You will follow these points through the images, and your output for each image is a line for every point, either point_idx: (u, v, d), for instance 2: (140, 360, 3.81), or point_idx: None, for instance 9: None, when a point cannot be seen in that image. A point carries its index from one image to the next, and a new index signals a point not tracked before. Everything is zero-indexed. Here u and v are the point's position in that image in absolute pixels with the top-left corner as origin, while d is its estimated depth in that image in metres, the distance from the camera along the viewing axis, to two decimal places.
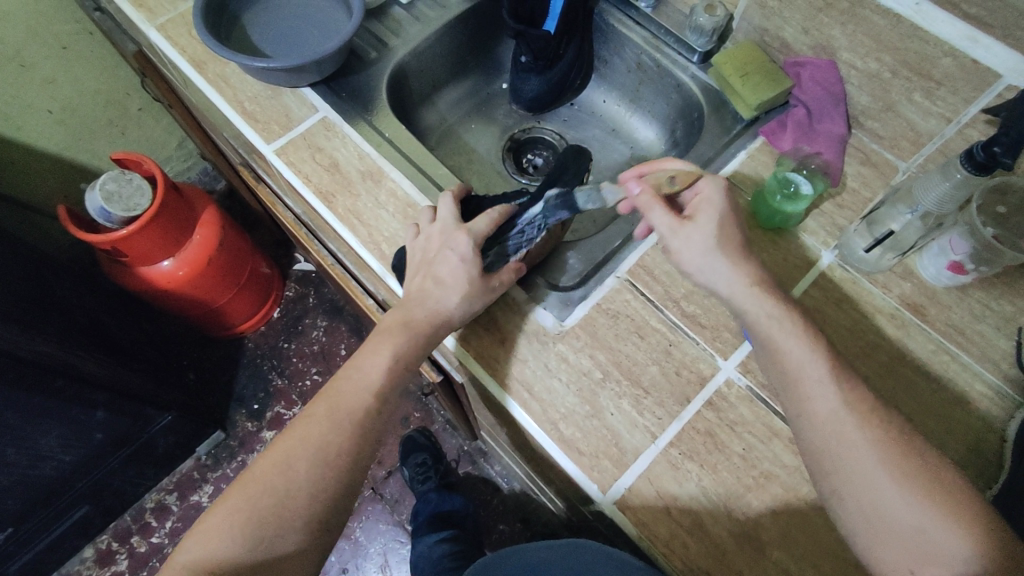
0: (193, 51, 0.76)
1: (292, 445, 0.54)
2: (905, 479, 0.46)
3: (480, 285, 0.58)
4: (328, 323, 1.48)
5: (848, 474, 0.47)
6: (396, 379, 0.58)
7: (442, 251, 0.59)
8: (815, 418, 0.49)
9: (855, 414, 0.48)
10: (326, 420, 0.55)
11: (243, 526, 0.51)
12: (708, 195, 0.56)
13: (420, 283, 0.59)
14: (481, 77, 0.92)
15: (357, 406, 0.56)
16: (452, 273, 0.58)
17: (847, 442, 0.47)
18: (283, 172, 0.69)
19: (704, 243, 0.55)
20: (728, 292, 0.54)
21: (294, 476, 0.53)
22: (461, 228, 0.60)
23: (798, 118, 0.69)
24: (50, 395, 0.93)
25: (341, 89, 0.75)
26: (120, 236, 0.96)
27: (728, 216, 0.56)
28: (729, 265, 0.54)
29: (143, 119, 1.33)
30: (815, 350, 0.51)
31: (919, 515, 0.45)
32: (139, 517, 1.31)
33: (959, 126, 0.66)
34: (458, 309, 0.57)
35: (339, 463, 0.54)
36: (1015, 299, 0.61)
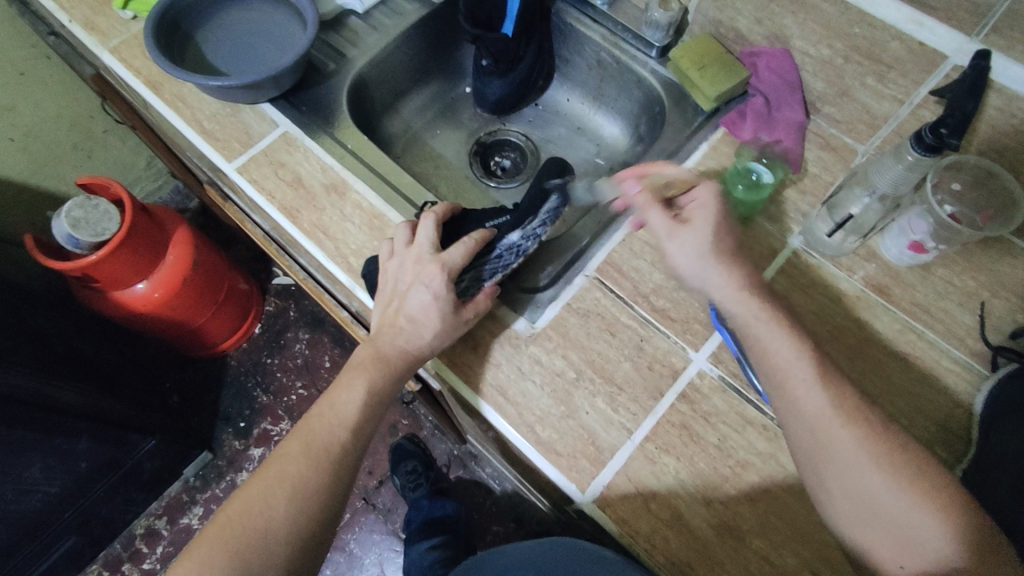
0: (148, 72, 0.75)
1: (268, 484, 0.54)
2: (890, 474, 0.46)
3: (450, 321, 0.57)
4: (311, 336, 1.47)
5: (834, 467, 0.47)
6: (372, 392, 0.58)
7: (414, 284, 0.58)
8: (802, 416, 0.49)
9: (841, 410, 0.48)
10: (303, 458, 0.55)
11: (220, 568, 0.50)
12: (705, 199, 0.56)
13: (394, 314, 0.59)
14: (445, 82, 0.91)
15: (333, 439, 0.56)
16: (423, 309, 0.57)
17: (832, 437, 0.48)
18: (246, 189, 0.69)
19: (699, 247, 0.54)
20: (720, 296, 0.54)
21: (272, 514, 0.52)
22: (435, 260, 0.58)
23: (757, 107, 0.70)
24: (30, 428, 0.92)
25: (301, 102, 0.74)
26: (89, 262, 0.94)
27: (724, 221, 0.56)
28: (724, 272, 0.54)
29: (108, 142, 1.31)
30: (798, 348, 0.51)
31: (903, 507, 0.45)
32: (129, 544, 1.30)
33: (913, 106, 0.65)
34: (431, 330, 0.57)
35: (317, 497, 0.54)
36: (976, 275, 0.62)
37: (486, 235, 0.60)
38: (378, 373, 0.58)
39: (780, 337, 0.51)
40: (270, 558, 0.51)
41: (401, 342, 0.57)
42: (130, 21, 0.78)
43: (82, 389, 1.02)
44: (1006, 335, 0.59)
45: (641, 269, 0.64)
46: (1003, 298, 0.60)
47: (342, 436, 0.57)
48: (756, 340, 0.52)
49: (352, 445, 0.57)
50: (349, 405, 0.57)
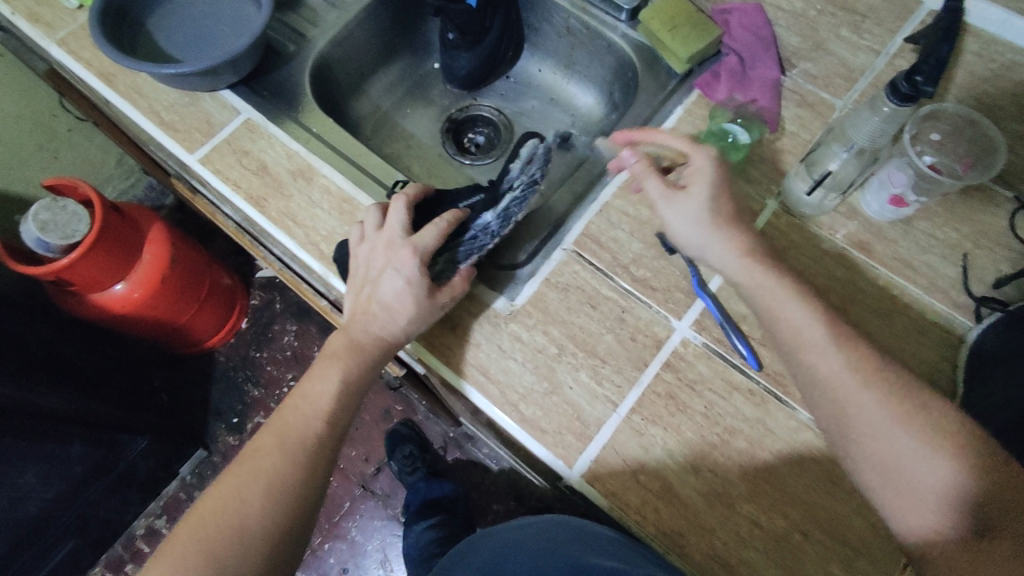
0: (99, 63, 0.72)
1: (242, 479, 0.53)
2: (910, 429, 0.46)
3: (425, 305, 0.56)
4: (298, 327, 1.45)
5: (837, 401, 0.48)
6: (348, 379, 0.57)
7: (386, 269, 0.57)
8: (820, 380, 0.49)
9: (861, 369, 0.48)
10: (277, 450, 0.54)
11: (196, 567, 0.49)
12: (701, 165, 0.54)
13: (366, 300, 0.57)
14: (412, 59, 0.89)
15: (308, 432, 0.55)
16: (396, 295, 0.56)
17: (831, 374, 0.48)
18: (210, 180, 0.67)
19: (697, 215, 0.54)
20: (722, 264, 0.54)
21: (247, 510, 0.52)
22: (406, 244, 0.57)
23: (731, 67, 0.68)
24: (22, 437, 0.90)
25: (262, 87, 0.72)
26: (61, 265, 0.92)
27: (723, 185, 0.54)
28: (723, 240, 0.53)
29: (75, 140, 1.28)
30: (811, 312, 0.50)
31: (902, 438, 0.45)
32: (131, 545, 1.30)
33: (888, 57, 0.67)
34: (406, 316, 0.56)
35: (293, 490, 0.53)
36: (959, 226, 0.61)
37: (460, 214, 0.59)
38: (352, 363, 0.57)
39: (793, 301, 0.51)
40: (247, 554, 0.50)
41: (376, 330, 0.57)
42: (77, 10, 0.75)
43: (69, 393, 1.00)
44: (991, 284, 0.58)
45: (620, 239, 0.63)
46: (986, 248, 0.60)
47: (318, 429, 0.56)
48: (763, 303, 0.52)
49: (329, 437, 0.56)
50: (324, 396, 0.56)
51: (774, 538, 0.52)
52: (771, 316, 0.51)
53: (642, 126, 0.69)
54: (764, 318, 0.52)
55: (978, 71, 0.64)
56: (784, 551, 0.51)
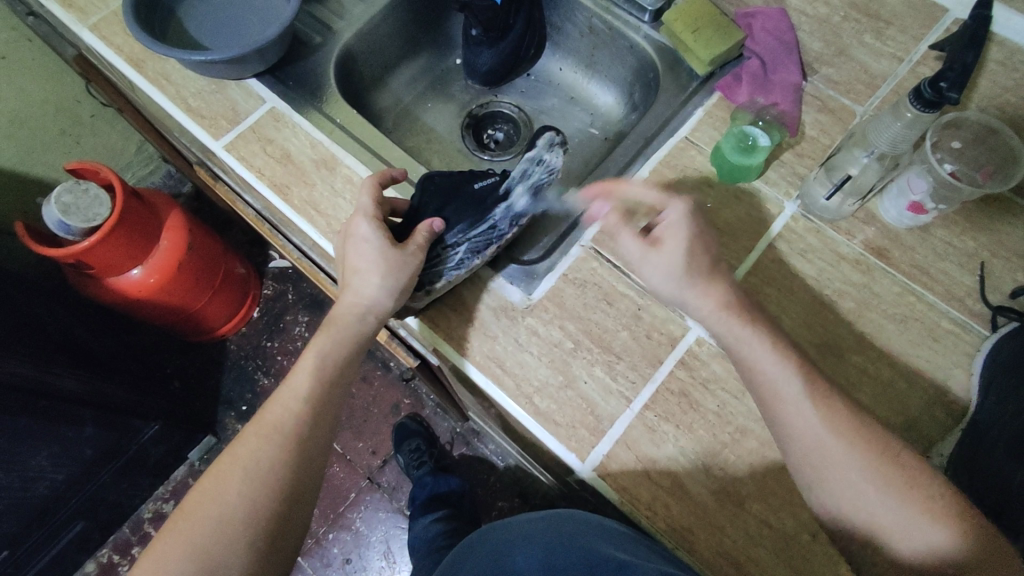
0: (129, 50, 0.73)
1: (222, 472, 0.54)
2: (883, 483, 0.48)
3: (392, 253, 0.57)
4: (310, 318, 1.46)
5: (812, 456, 0.49)
6: (323, 357, 0.58)
7: (349, 245, 0.59)
8: (796, 436, 0.50)
9: (837, 427, 0.49)
10: (256, 438, 0.55)
11: (179, 559, 0.50)
12: (675, 221, 0.56)
13: (345, 271, 0.59)
14: (434, 54, 0.90)
15: (287, 416, 0.56)
16: (364, 257, 0.57)
17: (806, 428, 0.50)
18: (235, 167, 0.68)
19: (672, 269, 0.55)
20: (699, 315, 0.55)
21: (226, 500, 0.52)
22: (352, 215, 0.60)
23: (753, 70, 0.69)
24: (37, 416, 0.92)
25: (288, 77, 0.73)
26: (82, 248, 0.93)
27: (697, 240, 0.56)
28: (702, 290, 0.55)
29: (97, 127, 1.29)
30: (787, 367, 0.51)
31: (879, 491, 0.48)
32: (138, 528, 1.31)
33: (911, 64, 0.67)
34: (379, 273, 0.57)
35: (276, 475, 0.54)
36: (976, 235, 0.61)
37: (432, 223, 0.59)
38: (328, 338, 0.59)
39: (769, 357, 0.52)
40: (233, 542, 0.51)
41: (351, 300, 0.58)
42: None
43: (82, 375, 1.02)
44: (1007, 294, 0.59)
45: None
46: (1003, 258, 0.60)
47: (298, 412, 0.56)
48: (743, 353, 0.53)
49: (310, 419, 0.56)
50: (301, 379, 0.58)
51: (784, 539, 0.52)
52: (751, 371, 0.53)
53: (662, 127, 0.69)
54: (743, 369, 0.53)
55: (1001, 80, 0.64)
56: (795, 553, 0.52)
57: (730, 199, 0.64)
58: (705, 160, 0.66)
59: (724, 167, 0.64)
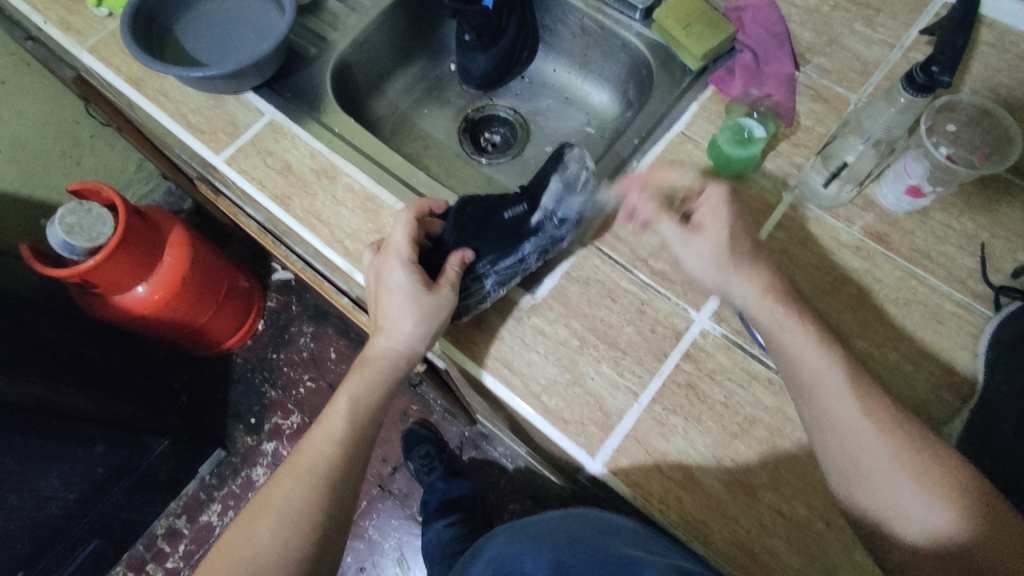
0: (128, 69, 0.74)
1: (254, 514, 0.54)
2: (896, 455, 0.47)
3: (425, 300, 0.57)
4: (315, 329, 1.46)
5: (826, 414, 0.49)
6: (356, 400, 0.59)
7: (382, 285, 0.59)
8: (832, 424, 0.49)
9: (878, 417, 0.48)
10: (287, 478, 0.55)
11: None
12: (714, 204, 0.56)
13: (379, 313, 0.60)
14: (429, 61, 0.90)
15: (319, 455, 0.57)
16: (397, 304, 0.58)
17: (826, 383, 0.50)
18: (237, 181, 0.69)
19: (716, 254, 0.55)
20: (742, 298, 0.54)
21: (258, 541, 0.52)
22: (388, 255, 0.59)
23: (745, 63, 0.69)
24: (46, 436, 0.92)
25: (285, 89, 0.74)
26: (86, 267, 0.94)
27: (736, 220, 0.56)
28: (745, 276, 0.54)
29: (97, 147, 1.30)
30: (829, 356, 0.50)
31: (887, 460, 0.47)
32: (152, 544, 1.32)
33: (902, 50, 0.68)
34: (411, 319, 0.57)
35: (306, 514, 0.54)
36: (975, 217, 0.61)
37: (466, 255, 0.59)
38: (360, 379, 0.60)
39: (808, 340, 0.51)
40: None
41: (387, 342, 0.59)
42: (106, 18, 0.77)
43: (92, 394, 1.03)
44: (1008, 275, 0.59)
45: (638, 234, 0.63)
46: (1003, 239, 0.60)
47: (330, 451, 0.57)
48: (774, 335, 0.53)
49: (341, 458, 0.57)
50: (337, 418, 0.59)
51: (797, 527, 0.52)
52: (784, 354, 0.52)
53: (658, 122, 0.70)
54: (777, 351, 0.53)
55: (994, 61, 0.65)
56: (808, 540, 0.52)
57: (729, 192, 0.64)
58: (702, 153, 0.67)
59: (719, 160, 0.64)
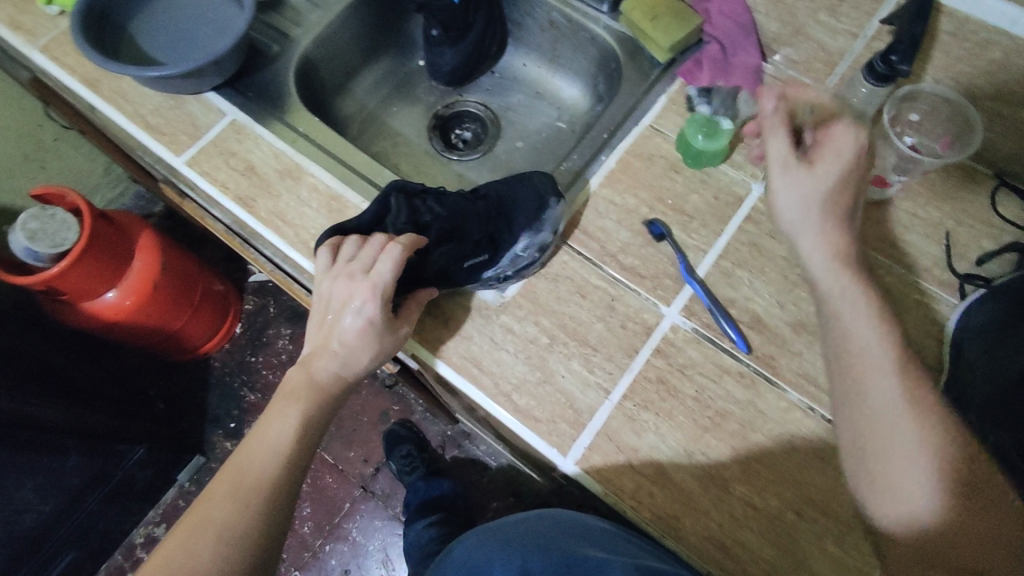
0: (82, 69, 0.72)
1: (193, 529, 0.51)
2: (914, 413, 0.45)
3: (387, 339, 0.55)
4: (293, 331, 1.44)
5: (851, 357, 0.48)
6: (307, 418, 0.56)
7: (347, 309, 0.54)
8: (872, 405, 0.46)
9: (918, 403, 0.46)
10: (231, 496, 0.52)
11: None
12: (840, 143, 0.52)
13: (329, 332, 0.55)
14: (397, 57, 0.89)
15: (264, 474, 0.54)
16: (358, 334, 0.54)
17: (857, 329, 0.48)
18: (199, 183, 0.67)
19: (812, 194, 0.51)
20: (808, 250, 0.52)
21: (195, 562, 0.49)
22: (365, 283, 0.53)
23: (713, 55, 0.69)
24: (17, 449, 0.90)
25: (247, 88, 0.72)
26: (51, 274, 0.92)
27: (853, 171, 0.52)
28: (827, 236, 0.52)
29: (61, 150, 1.27)
30: (880, 337, 0.48)
31: (902, 415, 0.45)
32: (131, 553, 1.30)
33: (866, 40, 0.68)
34: (370, 353, 0.55)
35: (248, 539, 0.51)
36: (941, 206, 0.62)
37: (428, 294, 0.57)
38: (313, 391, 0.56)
39: (861, 312, 0.49)
40: None
41: (336, 368, 0.56)
42: (58, 17, 0.75)
43: (63, 404, 1.00)
44: (973, 262, 0.59)
45: (607, 229, 0.63)
46: (968, 226, 0.61)
47: (276, 470, 0.54)
48: (829, 302, 0.51)
49: (288, 479, 0.54)
50: (284, 433, 0.55)
51: (769, 519, 0.52)
52: (835, 326, 0.50)
53: (626, 116, 0.69)
54: (828, 327, 0.50)
55: (953, 52, 0.64)
56: (780, 532, 0.52)
57: (697, 185, 0.64)
58: (670, 146, 0.66)
59: (688, 153, 0.65)
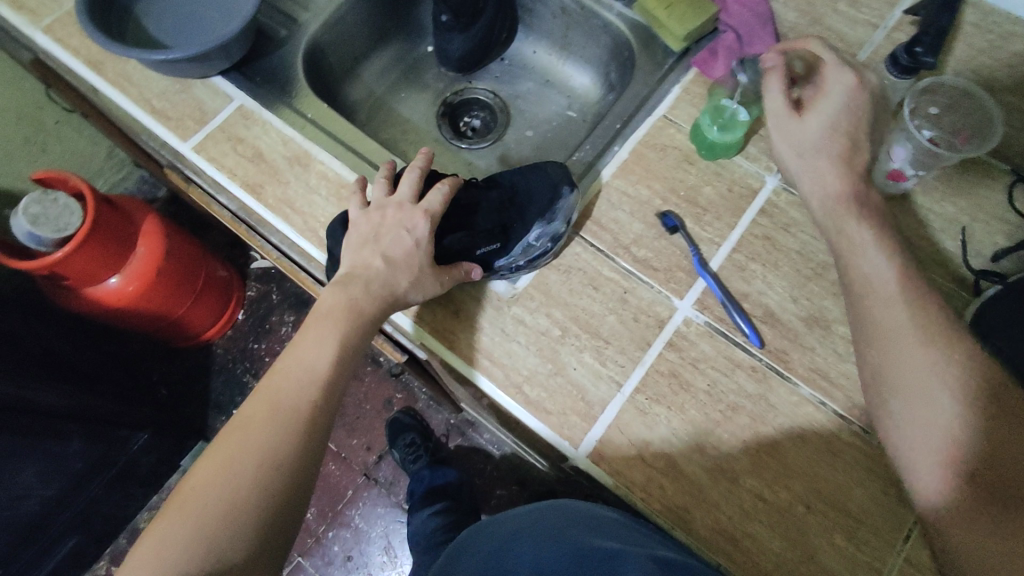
0: (87, 52, 0.71)
1: (230, 453, 0.49)
2: (946, 385, 0.45)
3: (431, 271, 0.56)
4: (296, 318, 1.44)
5: (879, 330, 0.49)
6: (346, 345, 0.54)
7: (397, 228, 0.57)
8: (898, 370, 0.47)
9: (952, 367, 0.45)
10: (270, 421, 0.51)
11: (184, 541, 0.45)
12: (838, 84, 0.57)
13: (370, 256, 0.56)
14: (405, 43, 0.88)
15: (305, 397, 0.52)
16: (406, 254, 0.56)
17: (886, 303, 0.49)
18: (206, 169, 0.66)
19: (813, 141, 0.56)
20: (817, 189, 0.56)
21: (238, 482, 0.48)
22: (417, 208, 0.58)
23: (728, 43, 0.68)
24: (21, 434, 0.90)
25: (255, 73, 0.71)
26: (55, 259, 0.90)
27: (848, 114, 0.56)
28: (825, 172, 0.56)
29: (63, 133, 1.26)
30: (907, 305, 0.48)
31: (931, 389, 0.45)
32: (134, 537, 1.30)
33: (886, 31, 0.67)
34: (409, 276, 0.56)
35: (290, 461, 0.50)
36: (957, 200, 0.61)
37: (472, 270, 0.57)
38: (349, 330, 0.54)
39: (891, 284, 0.50)
40: (240, 529, 0.46)
41: (378, 286, 0.55)
42: None
43: (64, 389, 1.00)
44: (989, 258, 0.59)
45: (620, 220, 0.62)
46: (985, 221, 0.60)
47: (316, 396, 0.52)
48: (852, 257, 0.53)
49: (327, 405, 0.53)
50: (321, 359, 0.54)
51: (779, 512, 0.52)
52: (863, 301, 0.50)
53: (639, 106, 0.68)
54: (858, 298, 0.51)
55: (977, 42, 0.65)
56: (790, 526, 0.52)
57: (711, 176, 0.64)
58: (684, 137, 0.66)
59: (701, 143, 0.64)
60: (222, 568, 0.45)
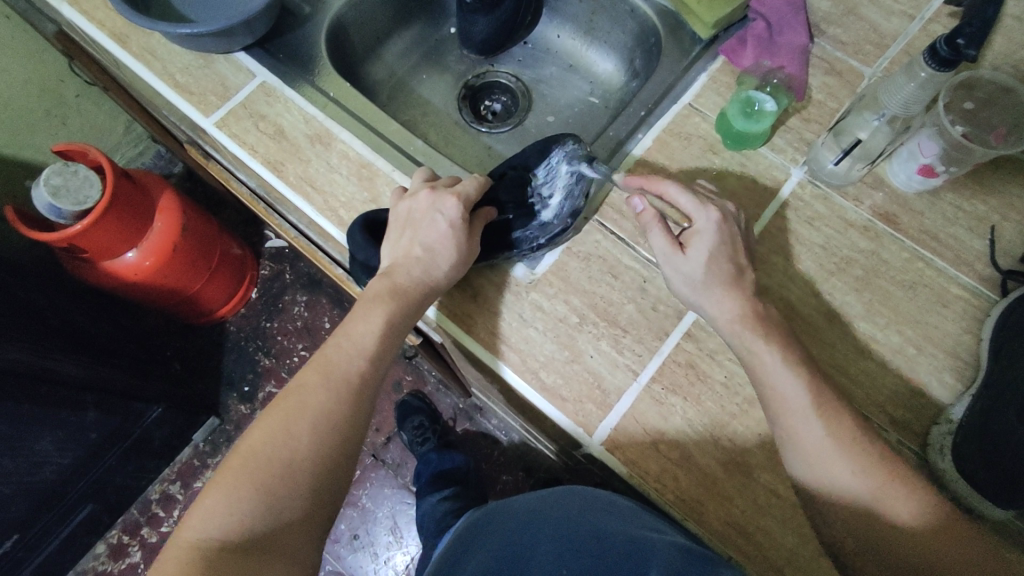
0: (112, 24, 0.71)
1: (290, 414, 0.50)
2: (851, 451, 0.48)
3: (467, 250, 0.57)
4: (308, 298, 1.44)
5: (779, 407, 0.50)
6: (392, 321, 0.54)
7: (430, 213, 0.56)
8: (798, 447, 0.49)
9: (843, 439, 0.48)
10: (324, 388, 0.52)
11: (247, 499, 0.46)
12: (705, 229, 0.54)
13: (407, 244, 0.57)
14: (428, 23, 0.87)
15: (353, 368, 0.53)
16: (441, 239, 0.56)
17: (781, 381, 0.50)
18: (227, 145, 0.66)
19: (693, 275, 0.54)
20: (712, 312, 0.54)
21: (297, 445, 0.49)
22: (450, 190, 0.57)
23: (758, 32, 0.66)
24: (39, 402, 0.91)
25: (278, 50, 0.71)
26: (74, 231, 0.91)
27: (723, 246, 0.54)
28: (718, 297, 0.53)
29: (82, 107, 1.26)
30: (801, 380, 0.50)
31: (845, 459, 0.48)
32: (146, 509, 1.32)
33: (922, 22, 0.66)
34: (447, 259, 0.56)
35: (342, 429, 0.51)
36: (987, 199, 0.60)
37: (488, 213, 0.59)
38: (392, 307, 0.54)
39: (781, 366, 0.51)
40: (297, 489, 0.48)
41: (418, 273, 0.55)
42: None
43: (83, 360, 1.01)
44: (1017, 258, 0.58)
45: None
46: (1014, 221, 0.59)
47: (362, 367, 0.54)
48: (751, 363, 0.52)
49: (372, 376, 0.54)
50: (368, 335, 0.54)
51: (793, 506, 0.52)
52: (762, 379, 0.51)
53: (665, 93, 0.67)
54: (754, 376, 0.52)
55: (1016, 36, 0.64)
56: (803, 519, 0.52)
57: (735, 167, 0.63)
58: (710, 126, 0.65)
59: (729, 133, 0.62)
60: (280, 526, 0.46)
